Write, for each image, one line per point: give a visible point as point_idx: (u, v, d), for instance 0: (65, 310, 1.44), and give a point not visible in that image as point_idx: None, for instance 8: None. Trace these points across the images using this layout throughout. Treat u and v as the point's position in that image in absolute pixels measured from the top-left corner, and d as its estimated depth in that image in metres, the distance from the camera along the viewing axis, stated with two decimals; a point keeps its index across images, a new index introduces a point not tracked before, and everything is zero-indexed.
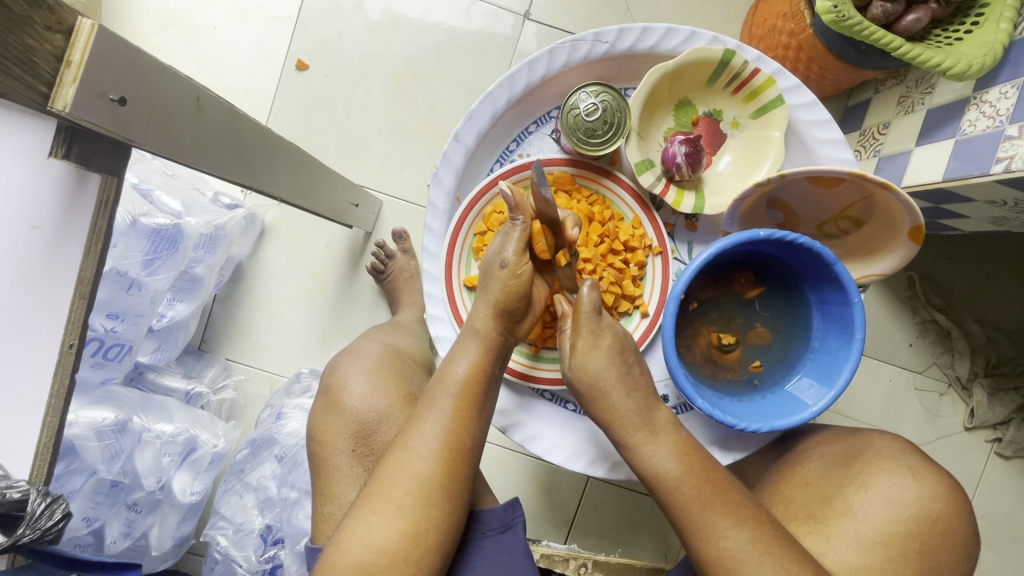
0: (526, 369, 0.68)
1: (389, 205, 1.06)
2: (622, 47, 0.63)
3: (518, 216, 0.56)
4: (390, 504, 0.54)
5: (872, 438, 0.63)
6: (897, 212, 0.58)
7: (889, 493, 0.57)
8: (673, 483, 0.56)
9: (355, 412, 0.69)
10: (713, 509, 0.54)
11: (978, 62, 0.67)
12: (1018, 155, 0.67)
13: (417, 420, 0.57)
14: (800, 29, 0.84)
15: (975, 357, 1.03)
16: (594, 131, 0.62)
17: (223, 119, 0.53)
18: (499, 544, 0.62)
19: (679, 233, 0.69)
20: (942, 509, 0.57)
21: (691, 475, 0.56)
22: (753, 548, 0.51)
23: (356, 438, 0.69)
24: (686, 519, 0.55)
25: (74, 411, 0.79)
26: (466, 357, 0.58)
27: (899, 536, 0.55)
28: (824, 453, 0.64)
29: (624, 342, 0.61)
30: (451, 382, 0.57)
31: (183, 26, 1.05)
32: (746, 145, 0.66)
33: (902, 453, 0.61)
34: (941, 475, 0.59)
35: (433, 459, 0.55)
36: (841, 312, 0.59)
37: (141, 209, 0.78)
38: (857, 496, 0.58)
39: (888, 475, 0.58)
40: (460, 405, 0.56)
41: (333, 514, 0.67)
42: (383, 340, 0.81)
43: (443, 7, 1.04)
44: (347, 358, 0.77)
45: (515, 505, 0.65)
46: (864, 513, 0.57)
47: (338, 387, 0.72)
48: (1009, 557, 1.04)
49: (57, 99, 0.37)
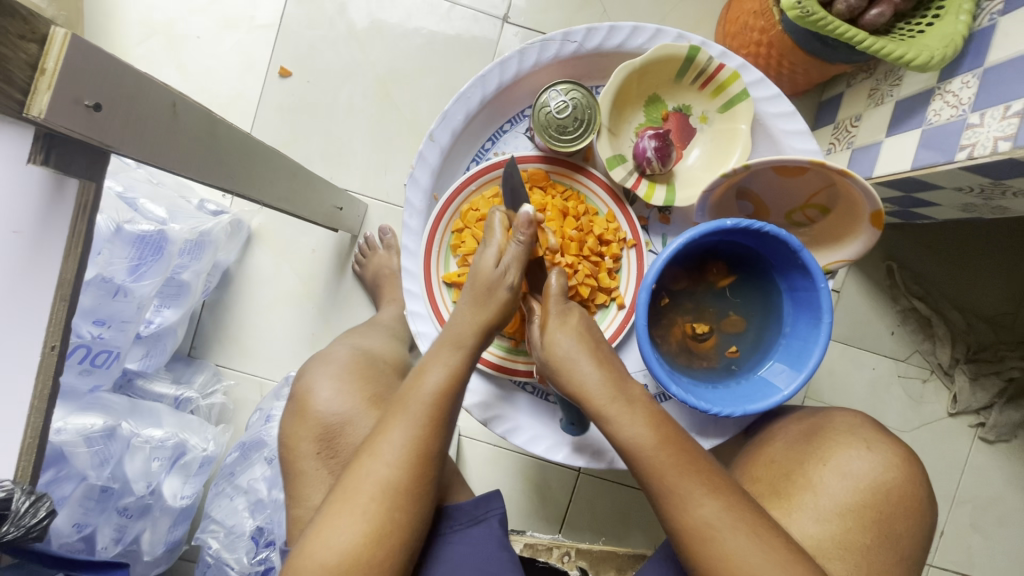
0: (500, 361, 0.69)
1: (374, 208, 1.07)
2: (591, 45, 0.65)
3: (523, 230, 0.57)
4: (354, 508, 0.54)
5: (833, 414, 0.65)
6: (858, 199, 0.60)
7: (846, 465, 0.59)
8: (648, 449, 0.56)
9: (319, 417, 0.71)
10: (689, 478, 0.54)
11: (938, 53, 0.69)
12: (980, 142, 0.68)
13: (386, 425, 0.57)
14: (769, 26, 0.86)
15: (954, 344, 1.04)
16: (565, 128, 0.64)
17: (201, 124, 0.54)
18: (469, 538, 0.63)
19: (653, 227, 0.71)
20: (896, 478, 0.59)
21: (662, 444, 0.56)
22: (725, 515, 0.53)
23: (320, 440, 0.70)
24: (661, 489, 0.55)
25: (62, 417, 0.79)
26: (441, 367, 0.58)
27: (856, 505, 0.58)
28: (788, 432, 0.65)
29: (587, 329, 0.61)
30: (423, 394, 0.57)
31: (167, 36, 1.06)
32: (715, 139, 0.67)
33: (858, 427, 0.62)
34: (899, 446, 0.61)
35: (400, 465, 0.56)
36: (809, 298, 0.61)
37: (125, 216, 0.79)
38: (816, 470, 0.60)
39: (845, 448, 0.60)
40: (431, 417, 0.57)
41: (301, 516, 0.68)
42: (354, 343, 0.82)
43: (423, 13, 1.06)
44: (318, 364, 0.77)
45: (488, 500, 0.66)
46: (823, 486, 0.59)
47: (305, 392, 0.73)
48: (994, 540, 1.06)
49: (32, 106, 0.39)
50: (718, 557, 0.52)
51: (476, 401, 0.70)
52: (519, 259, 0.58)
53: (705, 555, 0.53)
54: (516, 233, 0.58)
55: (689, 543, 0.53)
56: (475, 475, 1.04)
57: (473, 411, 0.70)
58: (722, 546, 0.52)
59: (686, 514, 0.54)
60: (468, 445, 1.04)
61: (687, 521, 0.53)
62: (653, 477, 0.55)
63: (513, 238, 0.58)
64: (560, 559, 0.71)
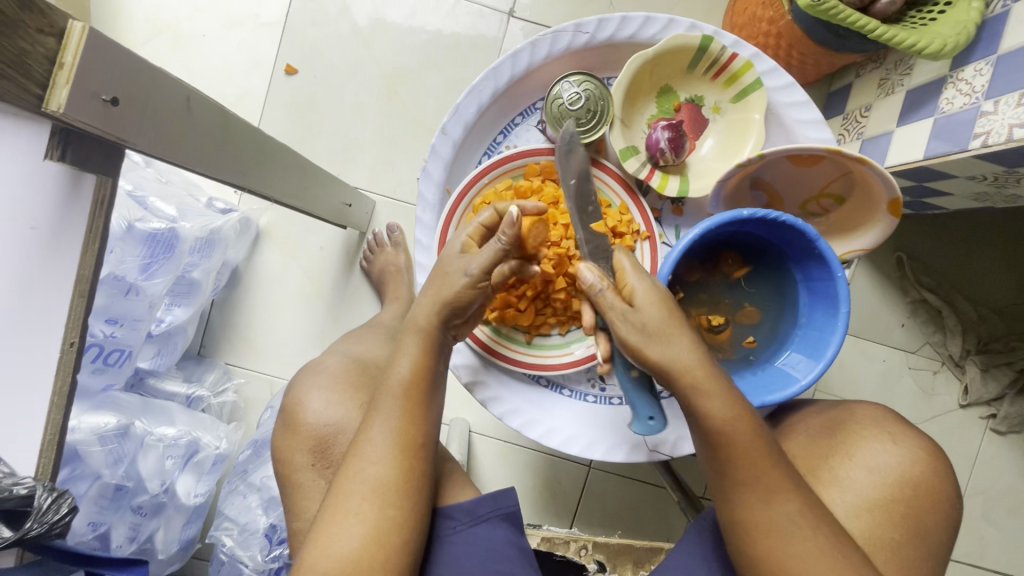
0: (490, 341, 0.69)
1: (382, 205, 1.07)
2: (603, 36, 0.65)
3: (505, 232, 0.56)
4: (349, 513, 0.53)
5: (854, 408, 0.65)
6: (874, 186, 0.60)
7: (872, 459, 0.59)
8: (749, 435, 0.52)
9: (312, 428, 0.66)
10: (767, 472, 0.51)
11: (951, 41, 0.69)
12: (994, 129, 0.68)
13: (367, 425, 0.57)
14: (778, 16, 0.86)
15: (966, 335, 1.04)
16: (578, 120, 0.64)
17: (213, 118, 0.54)
18: (472, 537, 0.62)
19: (666, 219, 0.71)
20: (922, 471, 0.58)
21: (758, 434, 0.52)
22: (806, 516, 0.50)
23: (313, 452, 0.66)
24: (749, 479, 0.51)
25: (76, 417, 0.80)
26: (407, 355, 0.58)
27: (884, 499, 0.57)
28: (808, 426, 0.66)
29: (663, 295, 0.54)
30: (396, 383, 0.57)
31: (173, 35, 1.06)
32: (728, 129, 0.67)
33: (883, 419, 0.62)
34: (923, 440, 0.61)
35: (385, 461, 0.55)
36: (825, 288, 0.61)
37: (136, 214, 0.79)
38: (843, 465, 0.59)
39: (871, 441, 0.60)
40: (407, 404, 0.56)
41: (302, 528, 0.64)
42: (346, 353, 0.76)
43: (429, 9, 1.06)
44: (308, 375, 0.73)
45: (499, 497, 0.64)
46: (849, 481, 0.58)
47: (296, 405, 0.69)
48: (1008, 532, 1.06)
49: (52, 100, 0.39)
50: (781, 557, 0.50)
51: (490, 397, 0.70)
52: (490, 259, 0.57)
53: (766, 548, 0.51)
54: (498, 234, 0.57)
55: (752, 538, 0.52)
56: (486, 471, 1.04)
57: (489, 407, 0.70)
58: (788, 548, 0.50)
59: (767, 508, 0.51)
60: (479, 441, 1.04)
61: (765, 515, 0.51)
62: (747, 466, 0.51)
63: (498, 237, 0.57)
64: (577, 553, 0.71)
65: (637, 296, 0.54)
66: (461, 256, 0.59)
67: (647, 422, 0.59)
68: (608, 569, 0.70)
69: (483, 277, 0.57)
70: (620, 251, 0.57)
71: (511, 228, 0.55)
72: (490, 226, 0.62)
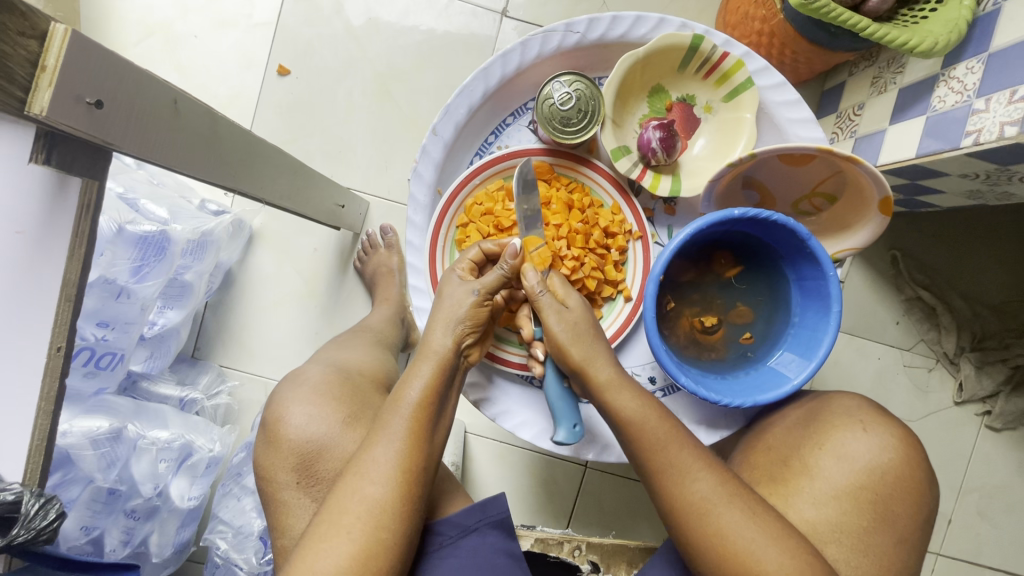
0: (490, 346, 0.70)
1: (375, 205, 1.07)
2: (593, 36, 0.65)
3: (508, 260, 0.61)
4: (340, 530, 0.53)
5: (832, 398, 0.64)
6: (866, 185, 0.60)
7: (841, 449, 0.59)
8: (653, 420, 0.57)
9: (295, 444, 0.66)
10: (682, 451, 0.56)
11: (943, 39, 0.69)
12: (986, 127, 0.68)
13: (368, 445, 0.57)
14: (771, 15, 0.86)
15: (961, 333, 1.04)
16: (569, 120, 0.64)
17: (202, 121, 0.54)
18: (459, 549, 0.62)
19: (658, 218, 0.71)
20: (892, 459, 0.58)
21: (668, 420, 0.58)
22: (720, 490, 0.54)
23: (298, 469, 0.65)
24: (661, 463, 0.56)
25: (68, 421, 0.79)
26: (420, 378, 0.59)
27: (854, 488, 0.57)
28: (787, 417, 0.65)
29: (588, 309, 0.63)
30: (406, 406, 0.57)
31: (164, 36, 1.06)
32: (720, 129, 0.67)
33: (856, 408, 0.62)
34: (896, 426, 0.60)
35: (380, 480, 0.55)
36: (818, 287, 0.61)
37: (127, 217, 0.78)
38: (813, 454, 0.60)
39: (841, 432, 0.60)
40: (413, 431, 0.57)
41: (285, 547, 0.64)
42: (329, 359, 0.76)
43: (422, 9, 1.05)
44: (289, 385, 0.71)
45: (486, 505, 0.64)
46: (819, 470, 0.59)
47: (276, 420, 0.67)
48: (1003, 527, 1.06)
49: (34, 104, 0.38)
50: (714, 531, 0.53)
51: (481, 398, 0.70)
52: (494, 283, 0.61)
53: (699, 524, 0.53)
54: (501, 261, 0.61)
55: (685, 520, 0.54)
56: (482, 471, 1.04)
57: (481, 409, 0.70)
58: (717, 521, 0.53)
59: (687, 485, 0.55)
60: (474, 441, 1.04)
61: (689, 495, 0.54)
62: (657, 450, 0.56)
63: (499, 265, 0.62)
64: (571, 554, 0.71)
65: (572, 301, 0.62)
66: (461, 281, 0.62)
67: (571, 429, 0.63)
68: (601, 569, 0.71)
69: (488, 297, 0.61)
70: (557, 274, 0.63)
71: (515, 257, 0.61)
72: (490, 255, 0.64)
